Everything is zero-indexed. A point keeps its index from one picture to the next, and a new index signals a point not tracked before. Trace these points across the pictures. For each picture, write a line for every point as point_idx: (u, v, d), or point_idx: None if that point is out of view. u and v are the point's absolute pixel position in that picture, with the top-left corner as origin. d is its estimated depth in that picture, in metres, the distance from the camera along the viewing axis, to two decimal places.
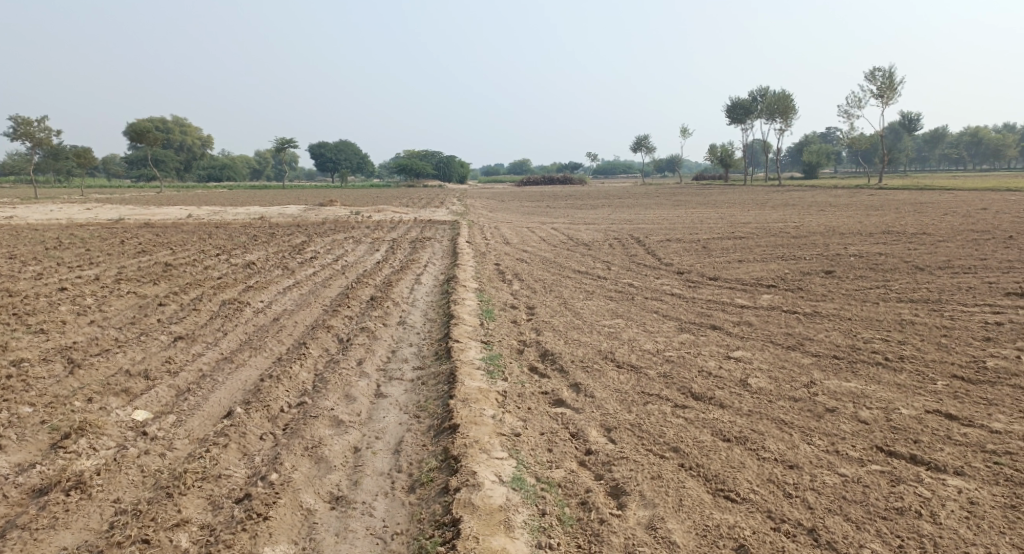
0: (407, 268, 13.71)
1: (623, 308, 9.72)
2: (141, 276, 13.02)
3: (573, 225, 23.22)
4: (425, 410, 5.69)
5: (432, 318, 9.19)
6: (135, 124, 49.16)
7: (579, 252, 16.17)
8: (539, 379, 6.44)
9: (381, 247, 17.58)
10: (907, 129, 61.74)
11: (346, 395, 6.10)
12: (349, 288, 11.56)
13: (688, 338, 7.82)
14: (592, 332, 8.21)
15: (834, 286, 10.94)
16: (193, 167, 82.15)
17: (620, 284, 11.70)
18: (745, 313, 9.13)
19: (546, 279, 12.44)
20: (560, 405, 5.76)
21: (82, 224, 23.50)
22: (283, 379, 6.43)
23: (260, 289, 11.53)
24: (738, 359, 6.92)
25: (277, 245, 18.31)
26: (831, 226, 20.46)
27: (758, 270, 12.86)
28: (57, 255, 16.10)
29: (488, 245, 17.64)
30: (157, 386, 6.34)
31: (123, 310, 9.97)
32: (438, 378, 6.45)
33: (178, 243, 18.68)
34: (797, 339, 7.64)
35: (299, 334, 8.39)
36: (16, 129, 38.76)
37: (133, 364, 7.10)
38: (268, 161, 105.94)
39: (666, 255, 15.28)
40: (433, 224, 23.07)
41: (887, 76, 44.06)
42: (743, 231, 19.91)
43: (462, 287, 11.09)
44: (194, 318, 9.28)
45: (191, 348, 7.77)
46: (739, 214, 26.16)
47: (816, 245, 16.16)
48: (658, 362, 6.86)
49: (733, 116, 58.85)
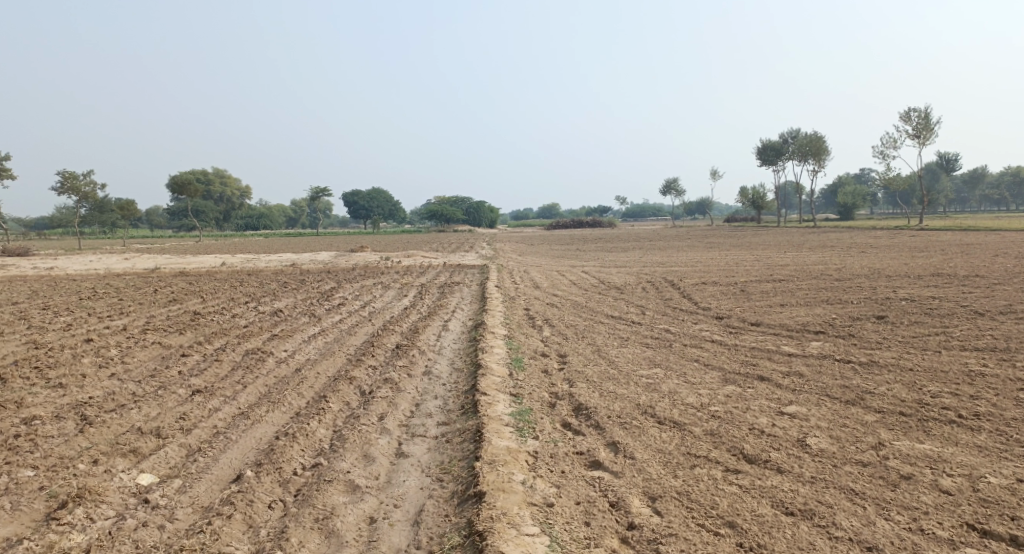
0: (435, 315, 13.34)
1: (661, 356, 9.15)
2: (168, 326, 12.87)
3: (605, 268, 22.74)
4: (449, 473, 5.19)
5: (459, 368, 8.73)
6: (177, 176, 50.44)
7: (612, 297, 15.67)
8: (573, 436, 5.90)
9: (409, 293, 17.30)
10: (945, 169, 60.36)
11: (365, 455, 5.63)
12: (374, 336, 11.21)
13: (734, 390, 7.23)
14: (630, 383, 7.66)
15: (888, 332, 10.24)
16: (230, 216, 84.11)
17: (656, 331, 11.15)
18: (794, 362, 8.51)
19: (578, 325, 11.95)
20: (597, 467, 5.22)
21: (118, 273, 23.80)
22: (298, 437, 6.01)
23: (285, 338, 11.23)
24: (792, 415, 6.31)
25: (305, 291, 18.17)
26: (875, 268, 19.64)
27: (802, 315, 12.19)
28: (89, 305, 16.15)
29: (517, 290, 17.26)
30: (166, 445, 5.97)
31: (145, 362, 9.71)
32: (463, 436, 5.95)
33: (209, 291, 18.68)
34: (856, 393, 7.01)
35: (320, 386, 7.99)
36: (62, 183, 40.03)
37: (146, 420, 6.77)
38: (303, 209, 108.14)
39: (703, 300, 14.68)
40: (463, 269, 22.81)
41: (923, 116, 43.22)
42: (782, 274, 19.21)
43: (491, 334, 10.66)
44: (214, 370, 8.97)
45: (207, 402, 7.42)
46: (777, 256, 25.43)
47: (861, 288, 15.41)
48: (703, 417, 6.29)
49: (763, 157, 58.24)
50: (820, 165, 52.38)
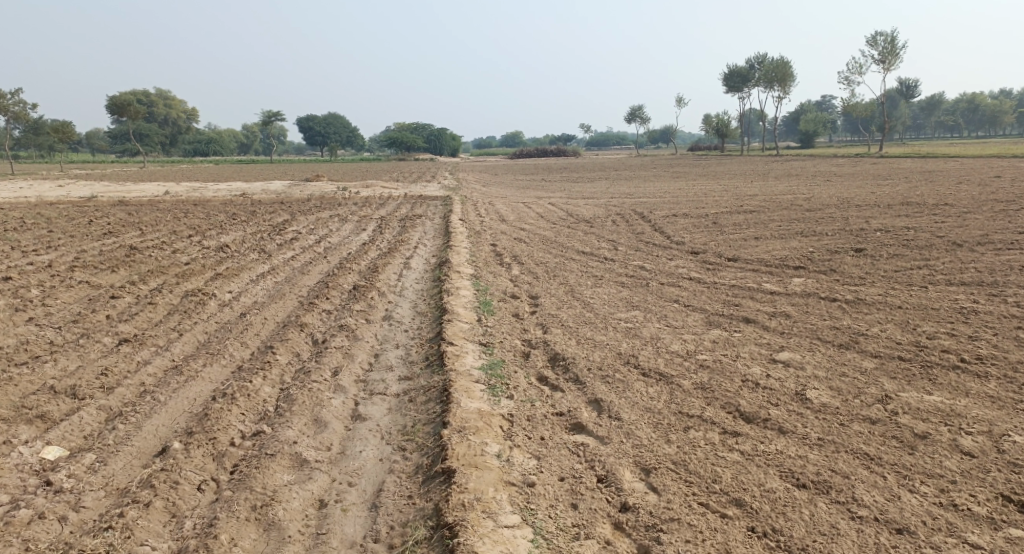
0: (395, 251, 12.48)
1: (638, 297, 8.55)
2: (100, 263, 11.76)
3: (571, 199, 21.95)
4: (412, 442, 4.57)
5: (422, 313, 8.00)
6: (117, 98, 46.98)
7: (581, 230, 14.98)
8: (551, 394, 5.29)
9: (368, 226, 16.30)
10: (906, 96, 60.32)
11: (315, 420, 4.95)
12: (329, 275, 10.36)
13: (720, 336, 6.68)
14: (608, 329, 7.07)
15: (870, 267, 9.82)
16: (178, 143, 79.92)
17: (630, 267, 10.55)
18: (779, 301, 8.01)
19: (549, 261, 11.28)
20: (580, 432, 4.64)
21: (51, 202, 22.07)
22: (238, 398, 5.28)
23: (230, 278, 10.29)
24: (786, 363, 5.81)
25: (256, 224, 17.02)
26: (845, 197, 19.27)
27: (779, 249, 11.69)
28: (16, 238, 14.80)
29: (482, 223, 16.40)
30: (81, 408, 5.18)
31: (69, 306, 8.72)
32: (428, 395, 5.30)
33: (150, 223, 17.38)
34: (849, 336, 6.53)
35: (267, 335, 7.20)
36: None
37: (62, 376, 5.93)
38: (256, 136, 103.56)
39: (676, 233, 14.08)
40: (425, 200, 21.77)
41: (889, 40, 42.49)
42: (753, 204, 18.74)
43: (455, 272, 9.92)
44: (147, 315, 8.07)
45: (137, 354, 6.60)
46: (744, 185, 24.96)
47: (834, 218, 15.02)
48: (692, 368, 5.74)
49: (728, 84, 57.15)
50: (785, 92, 51.62)
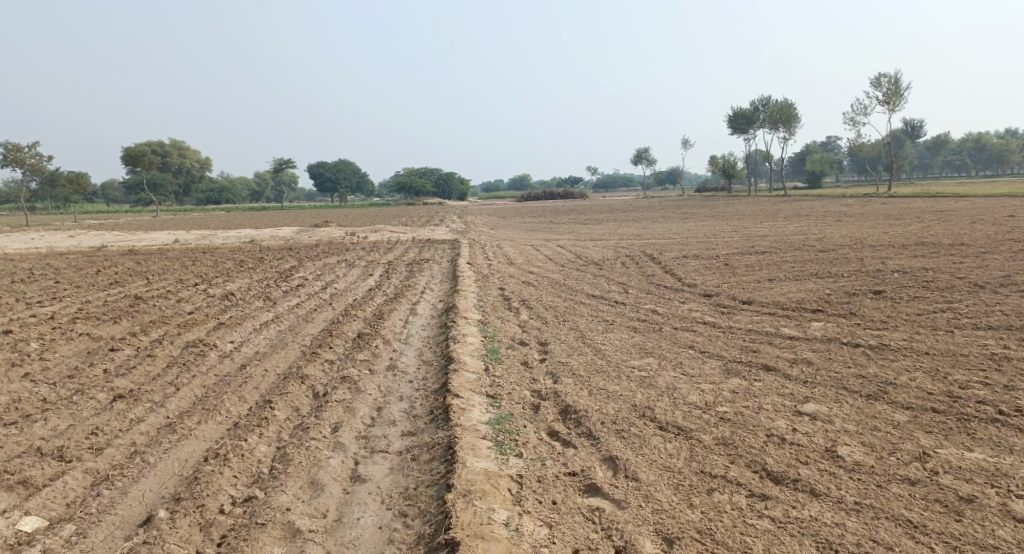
0: (402, 297, 12.26)
1: (652, 343, 8.24)
2: (103, 313, 11.60)
3: (580, 242, 21.78)
4: (415, 507, 4.27)
5: (427, 362, 7.71)
6: (131, 148, 47.71)
7: (590, 274, 14.74)
8: (563, 451, 4.97)
9: (375, 272, 16.14)
10: (911, 136, 60.57)
11: (312, 484, 4.65)
12: (334, 323, 10.13)
13: (740, 385, 6.35)
14: (622, 377, 6.76)
15: (891, 310, 9.50)
16: (191, 191, 81.03)
17: (642, 312, 10.27)
18: (799, 347, 7.69)
19: (558, 306, 11.01)
20: (595, 495, 4.31)
21: (61, 252, 22.13)
22: (232, 459, 4.99)
23: (233, 327, 10.07)
24: (813, 415, 5.46)
25: (263, 271, 16.89)
26: (857, 237, 19.02)
27: (794, 291, 11.39)
28: (22, 289, 14.70)
29: (489, 267, 16.20)
30: (66, 473, 4.90)
31: (66, 360, 8.50)
32: (432, 453, 5.00)
33: (157, 271, 17.29)
34: (877, 385, 6.19)
35: (266, 387, 6.93)
36: (5, 156, 37.49)
37: (50, 437, 5.67)
38: (268, 183, 104.97)
39: (687, 276, 13.82)
40: (433, 244, 21.67)
41: (893, 82, 42.80)
42: (764, 245, 18.49)
43: (463, 319, 9.67)
44: (145, 369, 7.83)
45: (130, 411, 6.33)
46: (754, 226, 24.77)
47: (849, 259, 14.74)
48: (712, 422, 5.40)
49: (733, 126, 57.53)
50: (790, 133, 51.90)
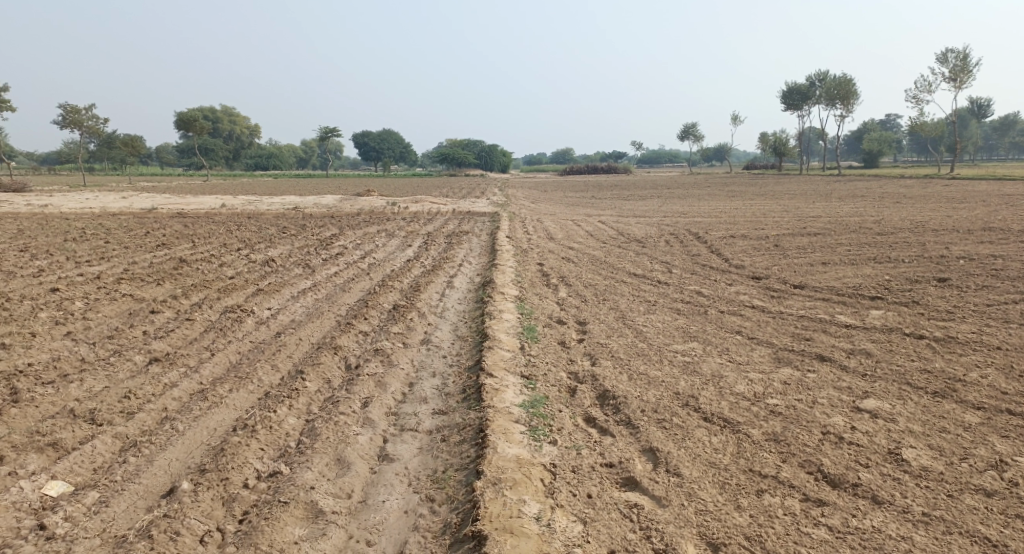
0: (440, 269, 12.06)
1: (697, 326, 7.86)
2: (147, 275, 11.71)
3: (623, 218, 21.27)
4: (443, 492, 4.09)
5: (463, 338, 7.50)
6: (183, 114, 48.51)
7: (633, 251, 14.30)
8: (600, 439, 4.71)
9: (415, 242, 15.99)
10: (977, 116, 57.57)
11: (338, 460, 4.49)
12: (371, 293, 10.00)
13: (791, 375, 5.96)
14: (664, 362, 6.44)
15: (956, 299, 8.89)
16: (240, 156, 82.40)
17: (686, 293, 9.87)
18: (856, 337, 7.23)
19: (599, 284, 10.68)
20: (634, 488, 4.06)
21: (114, 213, 22.63)
22: (259, 430, 4.87)
23: (270, 294, 10.01)
24: (872, 413, 5.07)
25: (304, 238, 16.92)
26: (917, 221, 18.06)
27: (850, 276, 10.80)
28: (73, 248, 15.00)
29: (530, 241, 15.90)
30: (96, 436, 4.84)
31: (107, 320, 8.55)
32: (463, 435, 4.81)
33: (202, 235, 17.47)
34: (943, 382, 5.74)
35: (299, 357, 6.82)
36: (64, 118, 38.44)
37: (84, 398, 5.64)
38: (314, 150, 106.14)
39: (734, 256, 13.30)
40: (473, 216, 21.43)
41: (962, 58, 40.48)
42: (817, 226, 17.71)
43: (500, 294, 9.42)
44: (183, 332, 7.80)
45: (164, 375, 6.29)
46: (806, 206, 23.84)
47: (909, 244, 13.97)
48: (762, 415, 5.06)
49: (787, 101, 55.47)
50: (847, 111, 49.77)
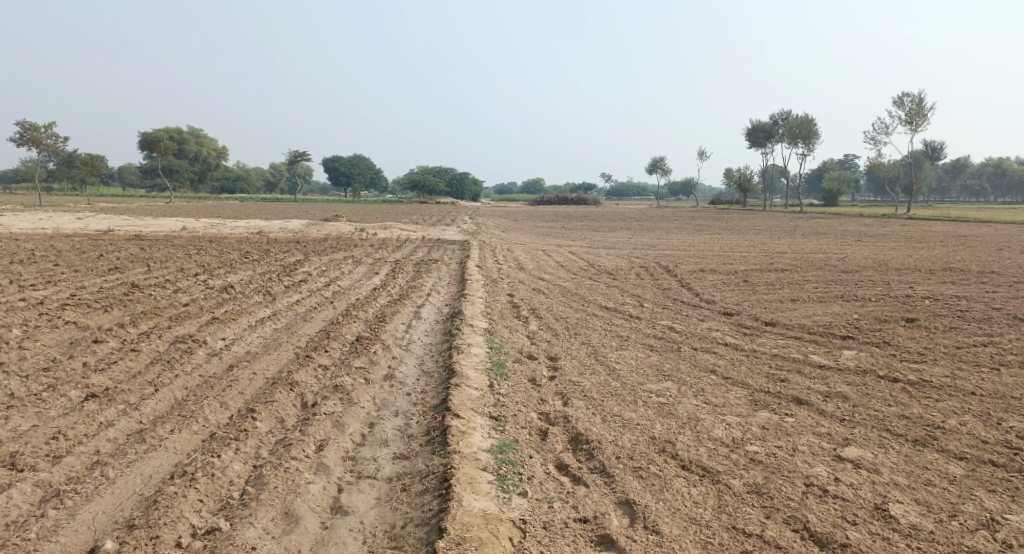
0: (406, 298, 11.68)
1: (670, 364, 7.63)
2: (94, 300, 11.11)
3: (592, 250, 21.16)
4: (402, 553, 3.75)
5: (428, 374, 7.14)
6: (148, 134, 47.43)
7: (603, 284, 14.13)
8: (572, 490, 4.40)
9: (382, 270, 15.60)
10: (932, 159, 59.63)
11: (286, 514, 4.10)
12: (333, 323, 9.59)
13: (770, 419, 5.74)
14: (639, 403, 6.17)
15: (927, 340, 8.83)
16: (206, 178, 81.08)
17: (658, 329, 9.67)
18: (832, 378, 7.06)
19: (569, 317, 10.43)
20: (609, 549, 3.78)
21: (67, 233, 21.79)
22: (200, 479, 4.44)
23: (226, 323, 9.52)
24: (856, 463, 4.85)
25: (267, 264, 16.39)
26: (881, 259, 18.29)
27: (820, 314, 10.73)
28: (18, 270, 14.25)
29: (499, 271, 15.64)
30: (13, 485, 4.38)
31: (45, 350, 7.97)
32: (425, 484, 4.45)
33: (159, 258, 16.81)
34: (924, 429, 5.56)
35: (251, 393, 6.38)
36: (22, 134, 37.22)
37: (7, 440, 5.15)
38: (283, 174, 105.08)
39: (705, 291, 13.20)
40: (442, 244, 21.13)
41: (918, 103, 41.87)
42: (784, 262, 17.81)
43: (468, 327, 9.09)
44: (126, 365, 7.29)
45: (100, 413, 5.81)
46: (772, 241, 24.10)
47: (875, 282, 14.06)
48: (742, 464, 4.80)
49: (753, 139, 56.70)
50: (810, 150, 51.04)
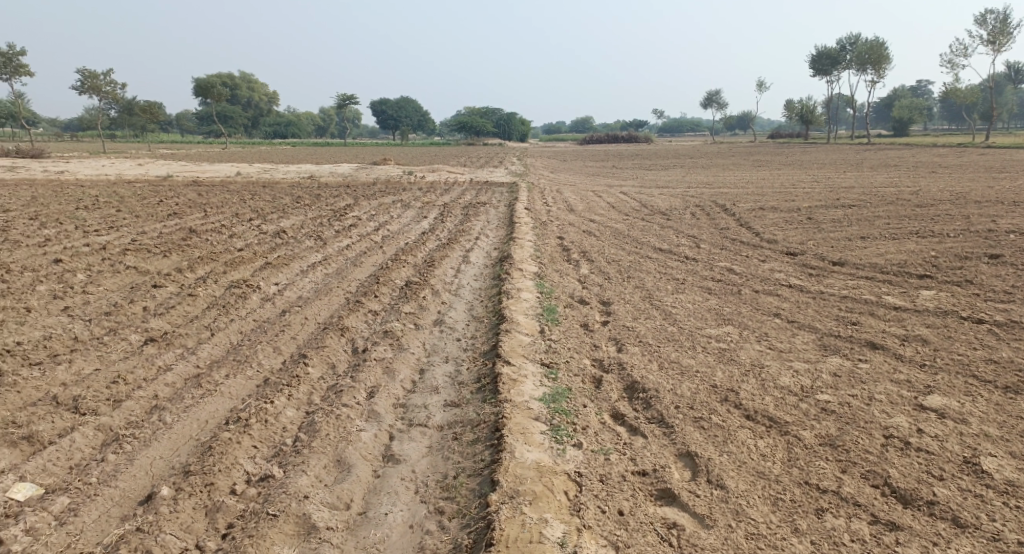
0: (455, 242, 11.50)
1: (730, 308, 7.26)
2: (154, 245, 11.28)
3: (645, 189, 20.48)
4: (454, 503, 3.66)
5: (478, 319, 6.99)
6: (201, 80, 47.85)
7: (657, 224, 13.63)
8: (630, 441, 4.21)
9: (431, 213, 15.44)
10: (1014, 83, 55.32)
11: (337, 462, 4.04)
12: (383, 268, 9.51)
13: (841, 366, 5.38)
14: (698, 349, 5.88)
15: (1013, 278, 8.18)
16: (259, 124, 81.97)
17: (717, 270, 9.25)
18: (908, 321, 6.60)
19: (623, 259, 10.09)
20: (671, 504, 3.61)
21: (129, 180, 22.28)
22: (254, 425, 4.37)
23: (278, 268, 9.53)
24: (939, 413, 4.49)
25: (318, 209, 16.40)
26: (957, 192, 17.11)
27: (893, 252, 10.07)
28: (82, 216, 14.61)
29: (549, 213, 15.29)
30: (76, 428, 4.38)
31: (106, 294, 8.10)
32: (477, 433, 4.33)
33: (214, 204, 17.02)
34: (1015, 375, 5.12)
35: (303, 339, 6.34)
36: (82, 83, 37.98)
37: (71, 383, 5.18)
38: (332, 118, 105.33)
39: (766, 230, 12.59)
40: (491, 187, 20.78)
41: (1002, 21, 38.50)
42: (851, 198, 16.85)
43: (518, 271, 8.88)
44: (183, 309, 7.34)
45: (159, 357, 5.84)
46: (836, 176, 22.89)
47: (952, 217, 13.15)
48: (813, 414, 4.49)
49: (816, 67, 53.55)
50: (879, 77, 47.92)
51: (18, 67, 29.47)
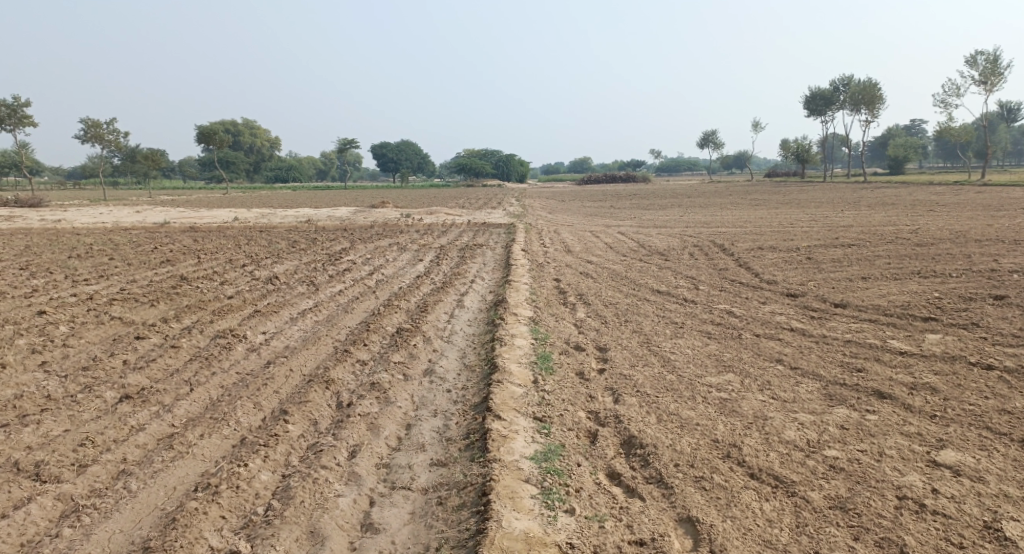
0: (449, 286, 11.30)
1: (730, 354, 7.01)
2: (143, 295, 11.09)
3: (643, 229, 20.38)
4: None
5: (469, 368, 6.74)
6: (204, 127, 48.42)
7: (655, 265, 13.45)
8: (627, 505, 3.94)
9: (426, 256, 15.30)
10: (1006, 121, 55.92)
11: (312, 535, 3.78)
12: (374, 314, 9.29)
13: (848, 417, 5.11)
14: (698, 399, 5.62)
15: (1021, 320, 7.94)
16: (261, 168, 82.70)
17: (716, 313, 9.02)
18: (916, 368, 6.33)
19: (620, 303, 9.87)
20: None
21: (125, 227, 22.24)
22: (224, 492, 4.13)
23: (267, 317, 9.31)
24: (955, 470, 4.22)
25: (313, 253, 16.27)
26: (957, 230, 17.00)
27: (896, 293, 9.86)
28: (74, 265, 14.47)
29: (546, 254, 15.14)
30: (34, 499, 4.14)
31: (88, 348, 7.86)
32: (463, 498, 4.07)
33: (210, 250, 16.90)
34: None
35: (286, 393, 6.09)
36: (85, 132, 38.38)
37: (35, 447, 4.95)
38: (333, 162, 106.44)
39: (765, 270, 12.41)
40: (488, 228, 20.69)
41: (992, 61, 39.02)
42: (851, 237, 16.70)
43: (512, 316, 8.65)
44: (164, 363, 7.10)
45: (133, 416, 5.59)
46: (835, 214, 22.83)
47: (954, 256, 12.98)
48: (821, 472, 4.22)
49: (810, 107, 54.19)
50: (873, 116, 48.42)
51: (22, 117, 29.76)
